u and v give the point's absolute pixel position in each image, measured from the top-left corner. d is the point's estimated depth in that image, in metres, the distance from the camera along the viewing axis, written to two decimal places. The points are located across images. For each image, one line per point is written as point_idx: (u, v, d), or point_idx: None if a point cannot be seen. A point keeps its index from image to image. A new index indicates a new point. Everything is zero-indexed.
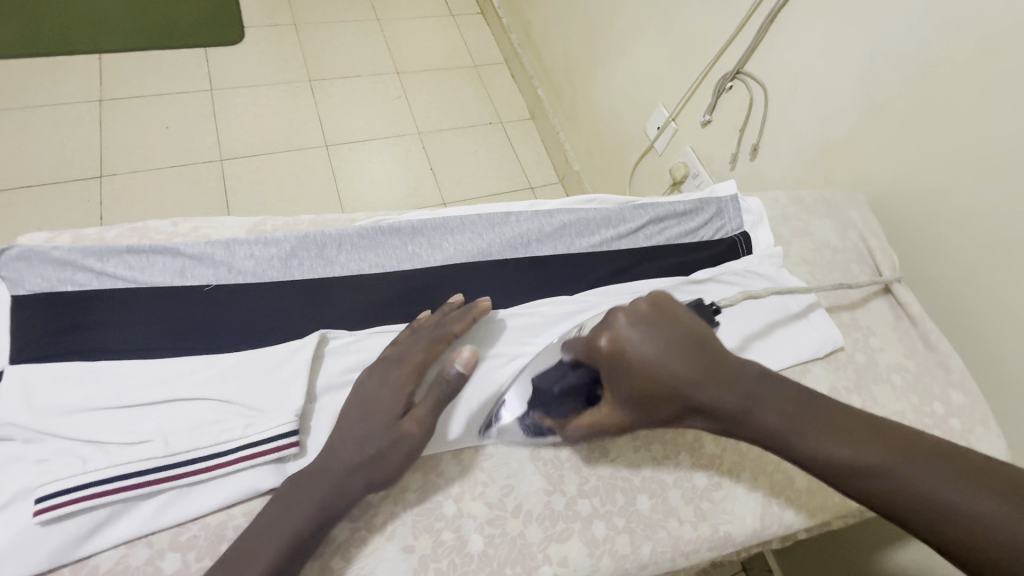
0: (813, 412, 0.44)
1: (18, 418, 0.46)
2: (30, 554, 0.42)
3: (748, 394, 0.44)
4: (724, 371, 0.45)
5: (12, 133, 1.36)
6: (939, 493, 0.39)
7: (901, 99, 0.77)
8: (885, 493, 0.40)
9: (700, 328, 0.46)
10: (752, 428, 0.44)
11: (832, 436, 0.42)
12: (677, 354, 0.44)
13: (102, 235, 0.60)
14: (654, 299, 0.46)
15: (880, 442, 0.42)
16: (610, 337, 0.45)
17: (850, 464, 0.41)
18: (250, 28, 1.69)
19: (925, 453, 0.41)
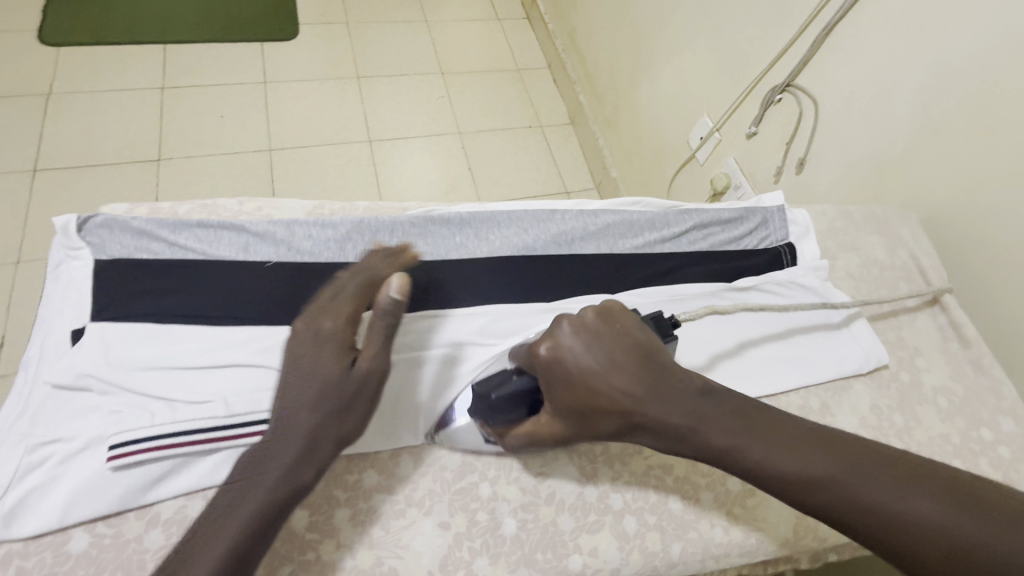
0: (754, 427, 0.43)
1: (96, 371, 0.49)
2: (101, 497, 0.45)
3: (693, 409, 0.44)
4: (667, 383, 0.45)
5: (80, 115, 1.45)
6: (882, 501, 0.39)
7: (962, 117, 0.75)
8: (830, 504, 0.40)
9: (641, 338, 0.46)
10: (697, 444, 0.44)
11: (777, 449, 0.42)
12: (618, 366, 0.44)
13: (175, 209, 0.65)
14: (602, 309, 0.46)
15: (821, 453, 0.42)
16: (551, 348, 0.45)
17: (794, 477, 0.41)
18: (304, 25, 1.76)
19: (864, 459, 0.41)
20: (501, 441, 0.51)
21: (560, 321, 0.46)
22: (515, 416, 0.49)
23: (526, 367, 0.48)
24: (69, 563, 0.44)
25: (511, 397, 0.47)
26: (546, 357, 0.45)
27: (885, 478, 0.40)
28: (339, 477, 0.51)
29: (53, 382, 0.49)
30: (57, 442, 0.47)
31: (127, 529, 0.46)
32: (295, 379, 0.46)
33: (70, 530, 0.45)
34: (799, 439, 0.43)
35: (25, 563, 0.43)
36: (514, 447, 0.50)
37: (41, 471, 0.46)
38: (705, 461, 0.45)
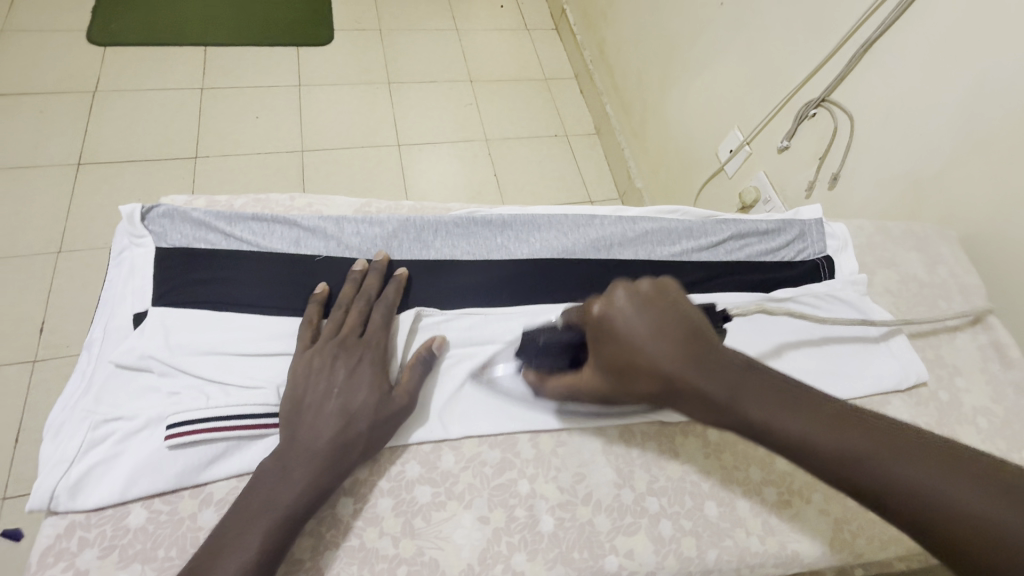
0: (795, 403, 0.41)
1: (157, 352, 0.51)
2: (160, 474, 0.47)
3: (736, 380, 0.41)
4: (713, 355, 0.42)
5: (124, 112, 1.51)
6: (930, 488, 0.36)
7: (1005, 136, 0.75)
8: (873, 487, 0.37)
9: (689, 311, 0.43)
10: (732, 417, 0.41)
11: (820, 426, 0.39)
12: (664, 333, 0.41)
13: (230, 203, 0.68)
14: (658, 283, 0.44)
15: (869, 434, 0.39)
16: (604, 306, 0.44)
17: (836, 455, 0.38)
18: (339, 31, 1.80)
19: (915, 445, 0.38)
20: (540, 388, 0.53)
21: (615, 287, 0.44)
22: (557, 363, 0.51)
23: (576, 321, 0.49)
24: (128, 536, 0.45)
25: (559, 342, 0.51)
26: (599, 315, 0.44)
27: (935, 469, 0.36)
28: (382, 467, 0.52)
29: (116, 361, 0.51)
30: (119, 419, 0.49)
31: (182, 506, 0.47)
32: (310, 387, 0.50)
33: (129, 505, 0.47)
34: (844, 419, 0.40)
35: (87, 535, 0.45)
36: (552, 395, 0.53)
37: (105, 446, 0.48)
38: (743, 434, 0.41)
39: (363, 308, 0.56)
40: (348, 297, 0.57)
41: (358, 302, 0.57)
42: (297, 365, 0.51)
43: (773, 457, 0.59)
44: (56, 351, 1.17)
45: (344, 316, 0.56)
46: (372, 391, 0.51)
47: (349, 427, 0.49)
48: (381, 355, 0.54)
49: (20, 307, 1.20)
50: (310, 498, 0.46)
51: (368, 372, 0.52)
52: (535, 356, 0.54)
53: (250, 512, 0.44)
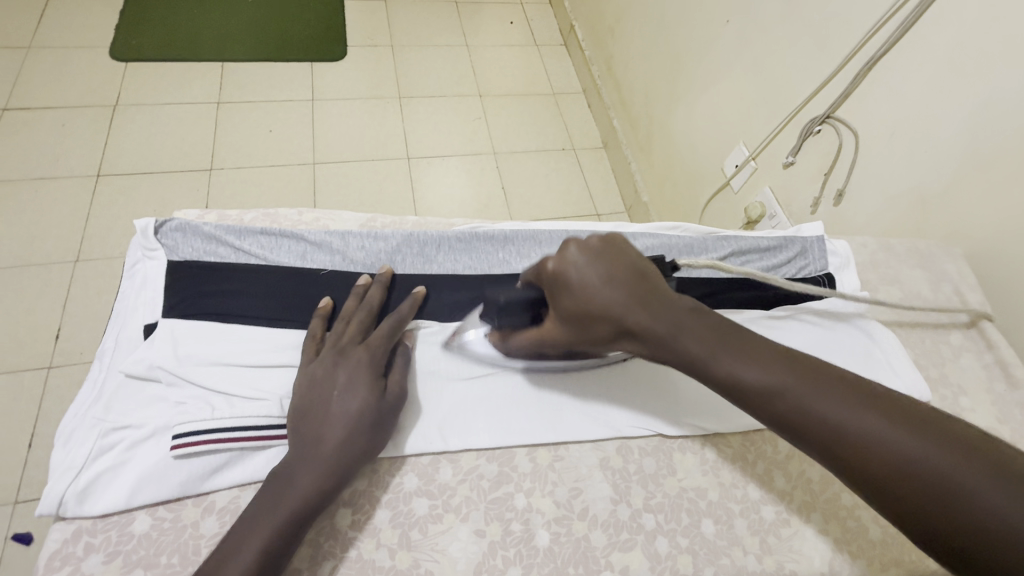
0: (731, 339, 0.45)
1: (165, 363, 0.53)
2: (165, 482, 0.48)
3: (675, 319, 0.46)
4: (657, 298, 0.47)
5: (143, 125, 1.55)
6: (841, 417, 0.39)
7: (1010, 155, 0.75)
8: (791, 415, 0.41)
9: (643, 265, 0.49)
10: (673, 353, 0.45)
11: (747, 360, 0.43)
12: (615, 280, 0.47)
13: (241, 217, 0.70)
14: (607, 237, 0.50)
15: (792, 369, 0.42)
16: (557, 262, 0.49)
17: (759, 385, 0.42)
18: (351, 48, 1.85)
19: (834, 381, 0.41)
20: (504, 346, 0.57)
21: (568, 244, 0.49)
22: (519, 321, 0.55)
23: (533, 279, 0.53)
24: (132, 543, 0.47)
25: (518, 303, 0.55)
26: (552, 270, 0.49)
27: (849, 402, 0.40)
28: (381, 478, 0.53)
29: (126, 371, 0.53)
30: (127, 428, 0.50)
31: (184, 514, 0.48)
32: (313, 395, 0.51)
33: (134, 512, 0.48)
34: (771, 355, 0.44)
35: (93, 540, 0.46)
36: (518, 350, 0.56)
37: (113, 454, 0.49)
38: (677, 367, 0.46)
39: (364, 318, 0.58)
40: (351, 309, 0.59)
41: (358, 313, 0.58)
42: (301, 377, 0.53)
43: (772, 475, 0.58)
44: (71, 358, 1.19)
45: (346, 328, 0.57)
46: (370, 392, 0.52)
47: (353, 429, 0.50)
48: (379, 359, 0.55)
49: (36, 315, 1.23)
50: (312, 477, 0.47)
51: (367, 375, 0.53)
52: (497, 316, 0.57)
53: (267, 505, 0.46)
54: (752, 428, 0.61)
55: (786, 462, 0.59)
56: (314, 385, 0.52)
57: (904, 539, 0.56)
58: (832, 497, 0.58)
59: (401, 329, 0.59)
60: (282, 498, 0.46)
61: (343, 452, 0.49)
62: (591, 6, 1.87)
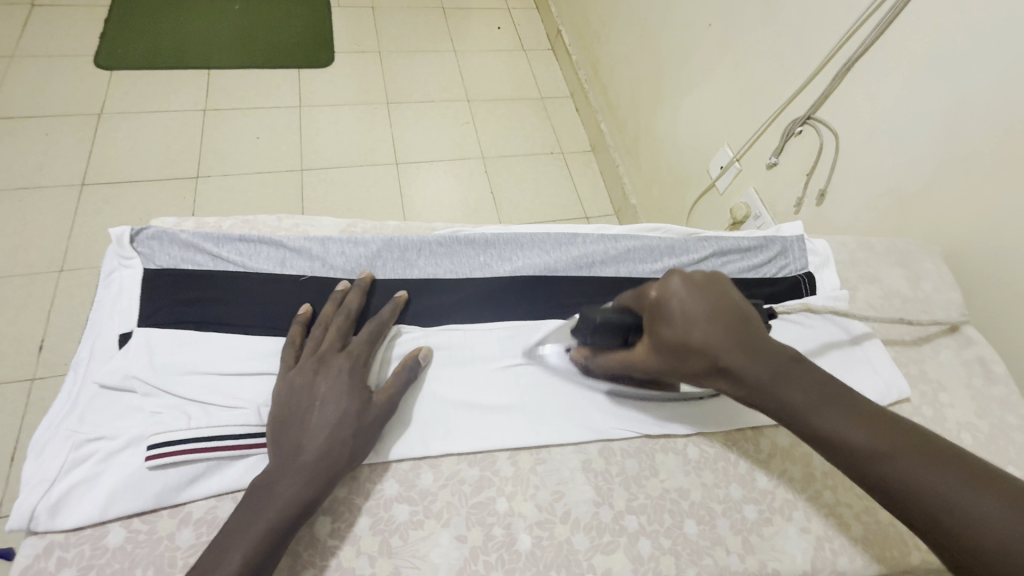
0: (831, 394, 0.45)
1: (141, 373, 0.53)
2: (140, 493, 0.48)
3: (781, 369, 0.46)
4: (762, 345, 0.46)
5: (128, 133, 1.54)
6: (948, 492, 0.40)
7: (985, 154, 0.76)
8: (891, 481, 0.41)
9: (747, 307, 0.48)
10: (771, 400, 0.46)
11: (853, 420, 0.44)
12: (718, 317, 0.46)
13: (219, 224, 0.69)
14: (710, 274, 0.49)
15: (898, 435, 0.43)
16: (659, 292, 0.48)
17: (863, 447, 0.42)
18: (339, 54, 1.85)
19: (941, 453, 0.42)
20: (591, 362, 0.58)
21: (670, 274, 0.49)
22: (611, 343, 0.54)
23: (631, 304, 0.52)
24: (105, 557, 0.46)
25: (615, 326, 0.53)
26: (655, 297, 0.49)
27: (948, 472, 0.40)
28: (362, 486, 0.53)
29: (101, 382, 0.52)
30: (101, 439, 0.50)
31: (160, 525, 0.48)
32: (294, 402, 0.51)
33: (108, 524, 0.47)
34: (877, 418, 0.44)
35: (66, 554, 0.45)
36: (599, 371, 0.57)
37: (86, 466, 0.49)
38: (774, 417, 0.46)
39: (341, 323, 0.57)
40: (329, 314, 0.58)
41: (336, 319, 0.58)
42: (279, 385, 0.52)
43: (754, 475, 0.59)
44: (54, 369, 1.18)
45: (324, 333, 0.57)
46: (353, 400, 0.52)
47: (333, 436, 0.49)
48: (359, 366, 0.55)
49: (19, 325, 1.21)
50: (306, 496, 0.47)
51: (347, 382, 0.53)
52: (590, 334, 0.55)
53: (249, 512, 0.46)
54: (734, 427, 0.61)
55: (769, 461, 0.60)
56: (297, 393, 0.51)
57: (887, 536, 0.56)
58: (813, 495, 0.58)
59: (381, 334, 0.58)
60: (278, 508, 0.46)
61: (328, 459, 0.48)
62: (577, 11, 1.89)
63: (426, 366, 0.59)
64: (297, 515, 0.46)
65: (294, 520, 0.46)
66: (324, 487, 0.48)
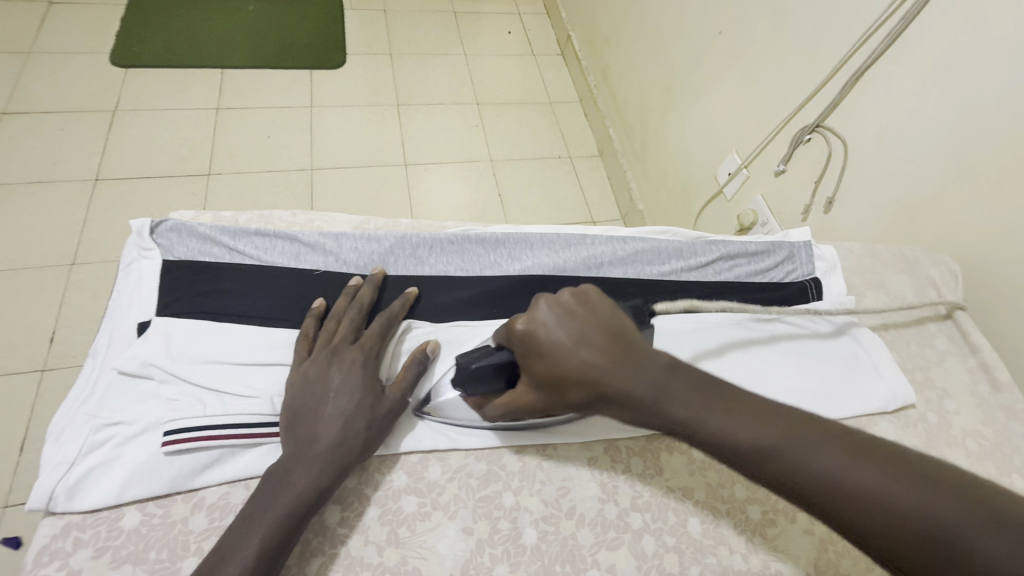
0: (711, 395, 0.44)
1: (159, 360, 0.54)
2: (155, 478, 0.49)
3: (658, 380, 0.44)
4: (634, 358, 0.45)
5: (142, 129, 1.56)
6: (840, 475, 0.38)
7: (994, 164, 0.76)
8: (789, 477, 0.40)
9: (613, 318, 0.47)
10: (660, 416, 0.44)
11: (738, 420, 0.42)
12: (586, 341, 0.45)
13: (236, 218, 0.71)
14: (580, 292, 0.48)
15: (785, 426, 0.41)
16: (527, 324, 0.48)
17: (753, 447, 0.41)
18: (350, 55, 1.87)
19: (828, 434, 0.40)
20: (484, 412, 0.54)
21: (538, 302, 0.49)
22: (493, 387, 0.52)
23: (505, 342, 0.51)
24: (120, 538, 0.47)
25: (492, 368, 0.52)
26: (523, 330, 0.48)
27: (834, 451, 0.39)
28: (372, 476, 0.54)
29: (119, 368, 0.53)
30: (119, 424, 0.51)
31: (174, 510, 0.49)
32: (308, 394, 0.52)
33: (124, 507, 0.48)
34: (758, 411, 0.42)
35: (82, 535, 0.47)
36: (494, 417, 0.54)
37: (103, 450, 0.50)
38: (666, 432, 0.45)
39: (355, 316, 0.58)
40: (342, 307, 0.59)
41: (349, 313, 0.59)
42: (294, 376, 0.53)
43: None
44: (64, 361, 1.20)
45: (337, 326, 0.58)
46: (367, 393, 0.53)
47: (347, 428, 0.50)
48: (374, 359, 0.56)
49: (31, 317, 1.23)
50: (320, 485, 0.48)
51: (362, 374, 0.54)
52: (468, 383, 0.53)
53: (264, 503, 0.46)
54: None
55: None
56: (304, 387, 0.52)
57: None
58: None
59: (391, 329, 0.60)
60: (288, 499, 0.46)
61: (338, 452, 0.49)
62: (587, 16, 1.91)
63: (435, 360, 0.60)
64: (300, 509, 0.46)
65: (300, 515, 0.46)
66: (334, 479, 0.49)
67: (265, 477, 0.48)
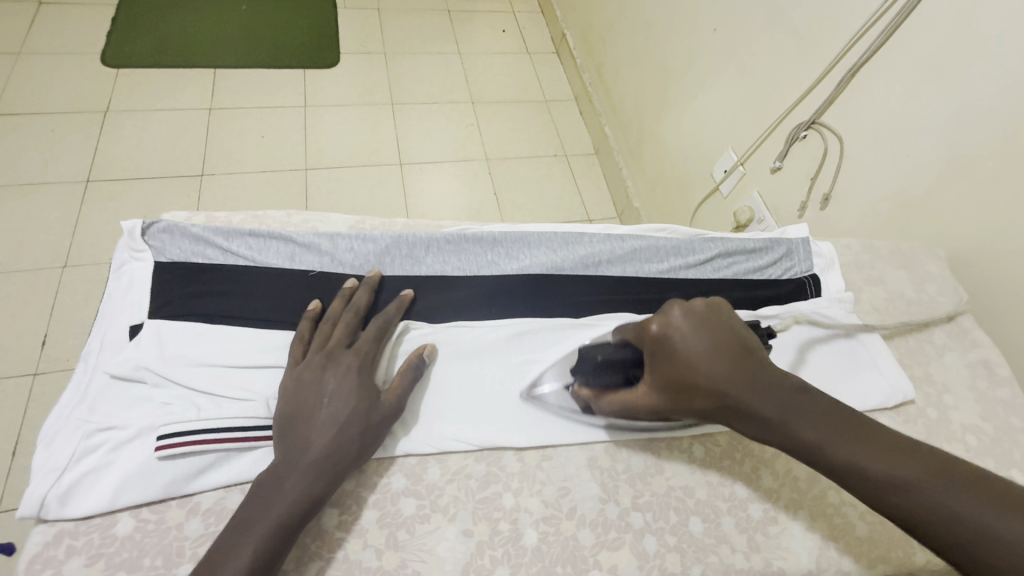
0: (844, 423, 0.44)
1: (152, 364, 0.53)
2: (150, 484, 0.48)
3: (787, 402, 0.45)
4: (766, 377, 0.47)
5: (133, 130, 1.55)
6: (975, 517, 0.38)
7: (990, 160, 0.76)
8: (920, 512, 0.40)
9: (749, 339, 0.50)
10: (787, 437, 0.45)
11: (869, 449, 0.42)
12: (721, 353, 0.48)
13: (230, 219, 0.70)
14: (710, 304, 0.52)
15: (914, 463, 0.41)
16: (661, 325, 0.51)
17: (883, 478, 0.41)
18: (344, 54, 1.86)
19: (963, 478, 0.40)
20: (595, 405, 0.57)
21: (670, 306, 0.52)
22: (612, 380, 0.56)
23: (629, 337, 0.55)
24: (114, 545, 0.46)
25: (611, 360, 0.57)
26: (656, 331, 0.51)
27: (975, 496, 0.39)
28: (369, 479, 0.53)
29: (112, 372, 0.52)
30: (111, 429, 0.50)
31: (170, 516, 0.48)
32: (301, 398, 0.51)
33: (118, 514, 0.47)
34: (896, 446, 0.42)
35: (75, 543, 0.46)
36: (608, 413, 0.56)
37: (96, 455, 0.49)
38: (792, 454, 0.45)
39: (350, 319, 0.58)
40: (337, 311, 0.59)
41: (344, 316, 0.58)
42: (287, 380, 0.53)
43: (759, 473, 0.59)
44: (57, 364, 1.18)
45: (331, 330, 0.57)
46: (362, 399, 0.52)
47: (340, 434, 0.49)
48: (368, 364, 0.55)
49: (23, 320, 1.22)
50: (312, 493, 0.47)
51: (357, 380, 0.53)
52: (590, 373, 0.57)
53: (258, 507, 0.46)
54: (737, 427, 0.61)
55: (773, 460, 0.60)
56: (305, 392, 0.51)
57: (890, 536, 0.56)
58: (819, 495, 0.58)
59: (387, 331, 0.59)
60: (283, 505, 0.46)
61: (331, 461, 0.48)
62: (581, 15, 1.90)
63: (431, 363, 0.60)
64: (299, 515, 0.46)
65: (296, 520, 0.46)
66: (326, 488, 0.48)
67: (264, 480, 0.48)
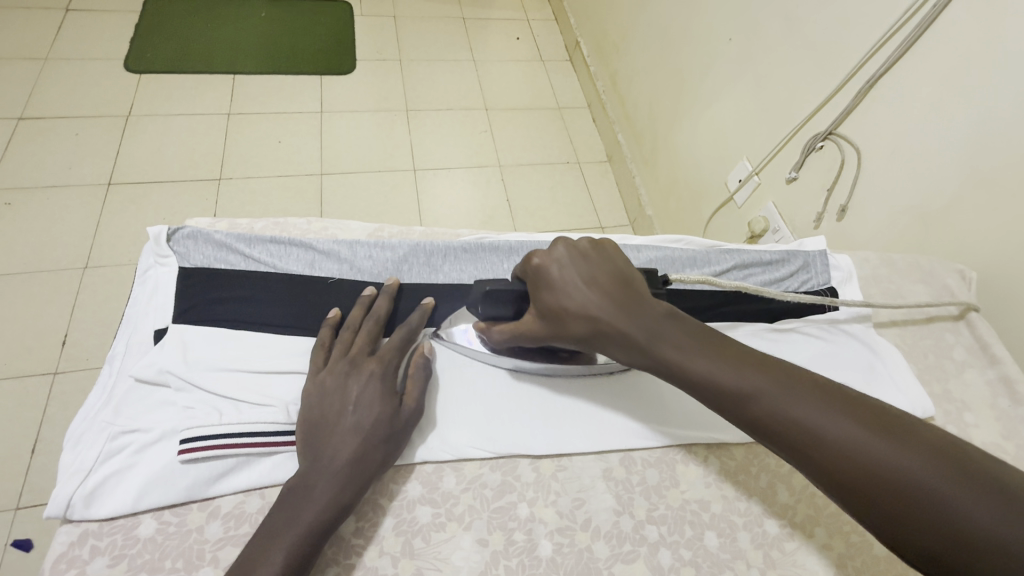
0: (705, 342, 0.46)
1: (175, 367, 0.54)
2: (171, 487, 0.49)
3: (654, 325, 0.47)
4: (636, 302, 0.49)
5: (155, 134, 1.58)
6: (817, 424, 0.41)
7: (1011, 175, 0.75)
8: (768, 420, 0.42)
9: (626, 270, 0.51)
10: (650, 356, 0.47)
11: (722, 364, 0.44)
12: (596, 283, 0.50)
13: (251, 226, 0.71)
14: (595, 242, 0.53)
15: (759, 369, 0.44)
16: (542, 260, 0.52)
17: (733, 389, 0.43)
18: (361, 61, 1.88)
19: (808, 386, 0.43)
20: (488, 334, 0.58)
21: (555, 244, 0.53)
22: (502, 312, 0.56)
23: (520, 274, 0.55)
24: (137, 546, 0.47)
25: (503, 294, 0.55)
26: (537, 265, 0.52)
27: (818, 403, 0.41)
28: (387, 487, 0.53)
29: (137, 376, 0.54)
30: (136, 431, 0.51)
31: (190, 518, 0.49)
32: (326, 404, 0.52)
33: (140, 516, 0.48)
34: (752, 361, 0.45)
35: (99, 543, 0.47)
36: (498, 341, 0.58)
37: (121, 457, 0.50)
38: (659, 373, 0.47)
39: (372, 327, 0.58)
40: (358, 319, 0.59)
41: (366, 323, 0.59)
42: (310, 387, 0.53)
43: (775, 489, 0.58)
44: (76, 364, 1.20)
45: (353, 337, 0.58)
46: (386, 406, 0.52)
47: (364, 441, 0.50)
48: (390, 371, 0.55)
49: (44, 320, 1.24)
50: (342, 501, 0.47)
51: (380, 387, 0.53)
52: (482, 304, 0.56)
53: (289, 512, 0.46)
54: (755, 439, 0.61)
55: (790, 475, 0.59)
56: (325, 395, 0.52)
57: None
58: (836, 512, 0.57)
59: (411, 342, 0.59)
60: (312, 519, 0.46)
61: (359, 469, 0.49)
62: (596, 23, 1.91)
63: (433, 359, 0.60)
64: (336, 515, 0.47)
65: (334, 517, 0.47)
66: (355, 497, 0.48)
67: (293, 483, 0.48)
